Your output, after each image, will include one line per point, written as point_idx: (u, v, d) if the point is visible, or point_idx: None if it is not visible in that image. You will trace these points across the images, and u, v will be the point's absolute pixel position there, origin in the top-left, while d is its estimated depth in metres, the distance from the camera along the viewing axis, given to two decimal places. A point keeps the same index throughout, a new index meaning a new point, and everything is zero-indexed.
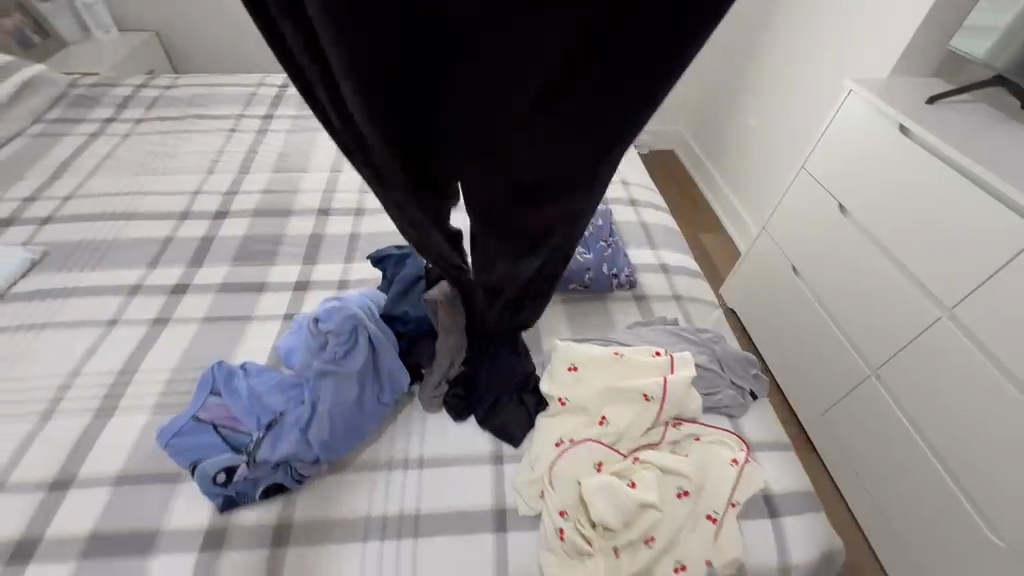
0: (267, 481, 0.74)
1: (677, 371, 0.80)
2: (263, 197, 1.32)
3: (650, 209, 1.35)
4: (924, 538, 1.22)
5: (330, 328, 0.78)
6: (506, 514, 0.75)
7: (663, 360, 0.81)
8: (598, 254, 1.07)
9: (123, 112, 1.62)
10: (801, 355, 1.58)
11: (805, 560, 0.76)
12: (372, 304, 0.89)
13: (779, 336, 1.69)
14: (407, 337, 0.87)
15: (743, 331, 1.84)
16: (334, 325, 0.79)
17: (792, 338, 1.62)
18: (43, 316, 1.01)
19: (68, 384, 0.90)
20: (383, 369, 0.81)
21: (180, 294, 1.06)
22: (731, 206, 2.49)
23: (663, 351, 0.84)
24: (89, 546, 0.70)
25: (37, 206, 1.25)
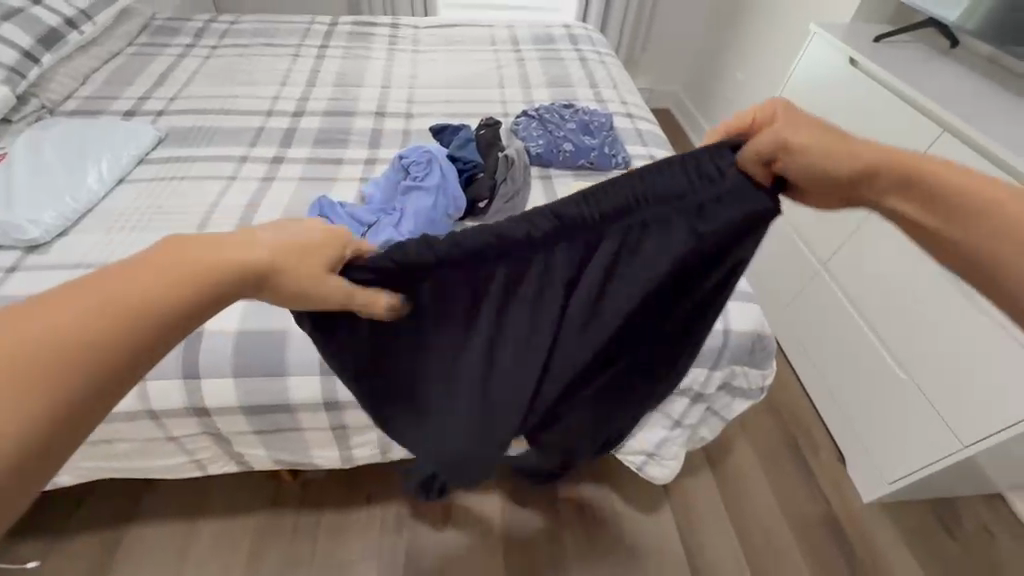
0: None
1: None
2: (330, 103, 1.62)
3: (643, 120, 1.66)
4: (852, 386, 1.67)
5: (410, 160, 1.15)
6: None
7: None
8: (602, 140, 1.40)
9: (200, 40, 1.90)
10: (772, 263, 2.02)
11: (740, 328, 1.14)
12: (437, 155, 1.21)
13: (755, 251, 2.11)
14: (465, 176, 1.18)
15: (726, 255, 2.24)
16: (414, 160, 1.15)
17: (766, 251, 2.05)
18: (177, 173, 1.31)
19: (210, 212, 1.20)
20: (450, 189, 1.12)
21: (278, 163, 1.38)
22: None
23: None
24: (253, 294, 1.02)
25: (151, 104, 1.55)
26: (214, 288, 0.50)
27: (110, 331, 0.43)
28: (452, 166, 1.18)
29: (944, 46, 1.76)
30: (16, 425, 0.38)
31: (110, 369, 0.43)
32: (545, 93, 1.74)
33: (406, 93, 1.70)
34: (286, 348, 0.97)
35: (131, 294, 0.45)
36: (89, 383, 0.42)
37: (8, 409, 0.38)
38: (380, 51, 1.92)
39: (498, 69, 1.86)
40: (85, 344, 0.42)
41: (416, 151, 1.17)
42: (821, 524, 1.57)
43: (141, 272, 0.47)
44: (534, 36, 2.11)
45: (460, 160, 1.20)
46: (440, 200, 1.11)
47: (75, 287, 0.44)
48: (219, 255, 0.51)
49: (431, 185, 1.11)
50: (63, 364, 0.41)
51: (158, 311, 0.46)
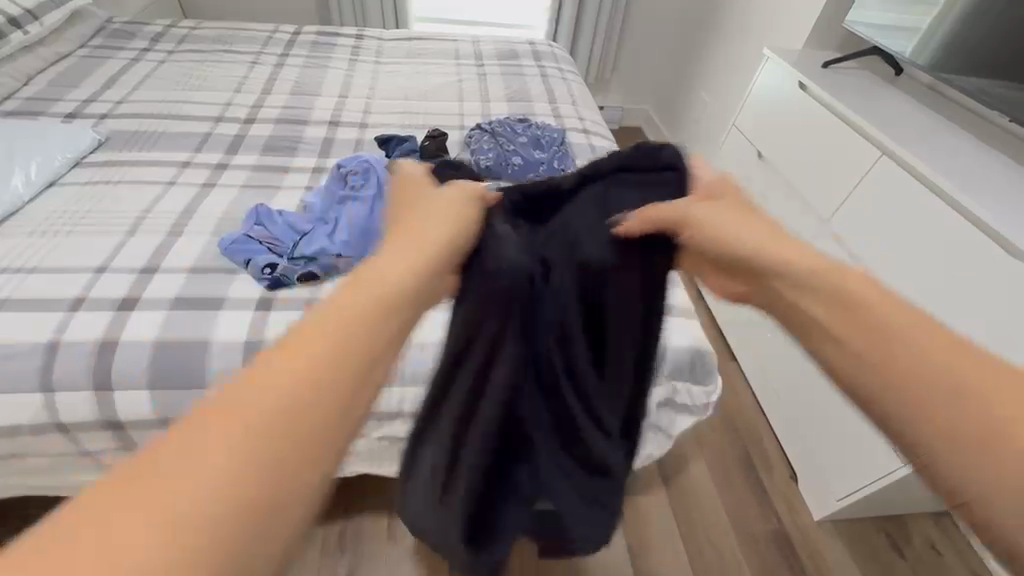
0: (303, 269, 1.04)
1: None
2: (283, 111, 1.60)
3: (598, 135, 1.68)
4: (804, 405, 1.68)
5: (350, 168, 1.15)
6: None
7: None
8: (551, 155, 1.41)
9: (157, 44, 1.87)
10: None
11: (679, 343, 1.14)
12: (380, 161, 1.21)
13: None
14: None
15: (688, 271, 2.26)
16: (353, 168, 1.15)
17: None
18: (113, 176, 1.27)
19: (142, 216, 1.16)
20: (387, 198, 1.12)
21: (222, 169, 1.35)
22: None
23: None
24: (175, 304, 0.98)
25: (96, 106, 1.51)
26: (359, 348, 0.37)
27: (273, 428, 0.32)
28: (392, 175, 1.18)
29: (888, 74, 1.83)
30: (229, 488, 0.29)
31: (285, 449, 0.32)
32: (503, 108, 1.75)
33: (363, 104, 1.69)
34: (205, 358, 0.93)
35: (260, 411, 0.32)
36: (273, 470, 0.31)
37: (201, 487, 0.29)
38: (341, 61, 1.92)
39: (458, 83, 1.87)
40: (289, 417, 0.33)
41: (356, 159, 1.18)
42: (771, 542, 1.56)
43: (305, 350, 0.36)
44: (498, 52, 2.14)
45: None
46: (376, 208, 1.10)
47: (274, 357, 0.35)
48: (380, 287, 0.41)
49: (369, 196, 1.10)
50: (266, 454, 0.31)
51: (250, 395, 0.33)
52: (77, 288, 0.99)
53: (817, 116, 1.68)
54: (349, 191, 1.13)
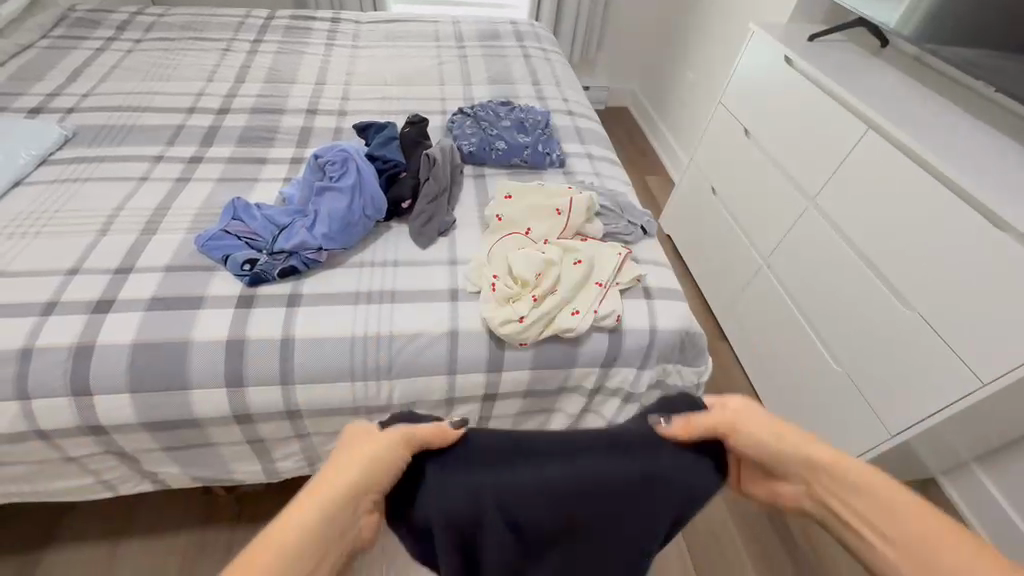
0: (283, 265, 1.01)
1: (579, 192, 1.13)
2: (259, 100, 1.55)
3: (583, 117, 1.65)
4: (794, 381, 1.70)
5: (326, 158, 1.11)
6: (458, 291, 1.04)
7: (571, 188, 1.14)
8: (536, 138, 1.38)
9: (123, 33, 1.80)
10: (722, 264, 2.06)
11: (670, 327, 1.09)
12: (359, 149, 1.16)
13: (710, 249, 2.14)
14: (387, 176, 1.14)
15: (678, 257, 2.33)
16: (330, 157, 1.11)
17: (718, 249, 2.09)
18: (82, 173, 1.23)
19: (114, 214, 1.13)
20: (367, 188, 1.07)
21: (197, 163, 1.30)
22: (671, 150, 2.82)
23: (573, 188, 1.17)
24: (153, 303, 0.96)
25: (61, 100, 1.45)
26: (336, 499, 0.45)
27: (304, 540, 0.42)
28: (371, 164, 1.14)
29: (875, 47, 1.81)
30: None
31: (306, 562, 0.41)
32: (486, 91, 1.71)
33: (341, 90, 1.64)
34: (187, 358, 0.91)
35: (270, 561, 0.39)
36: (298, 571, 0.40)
37: None
38: (317, 46, 1.86)
39: (439, 67, 1.83)
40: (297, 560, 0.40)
41: (333, 148, 1.12)
42: (764, 517, 1.59)
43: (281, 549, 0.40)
44: (479, 33, 2.08)
45: (379, 159, 1.14)
46: (355, 200, 1.06)
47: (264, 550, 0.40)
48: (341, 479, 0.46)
49: (348, 187, 1.07)
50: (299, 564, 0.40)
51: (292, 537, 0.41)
52: (49, 290, 0.95)
53: (804, 91, 1.67)
54: (328, 182, 1.09)
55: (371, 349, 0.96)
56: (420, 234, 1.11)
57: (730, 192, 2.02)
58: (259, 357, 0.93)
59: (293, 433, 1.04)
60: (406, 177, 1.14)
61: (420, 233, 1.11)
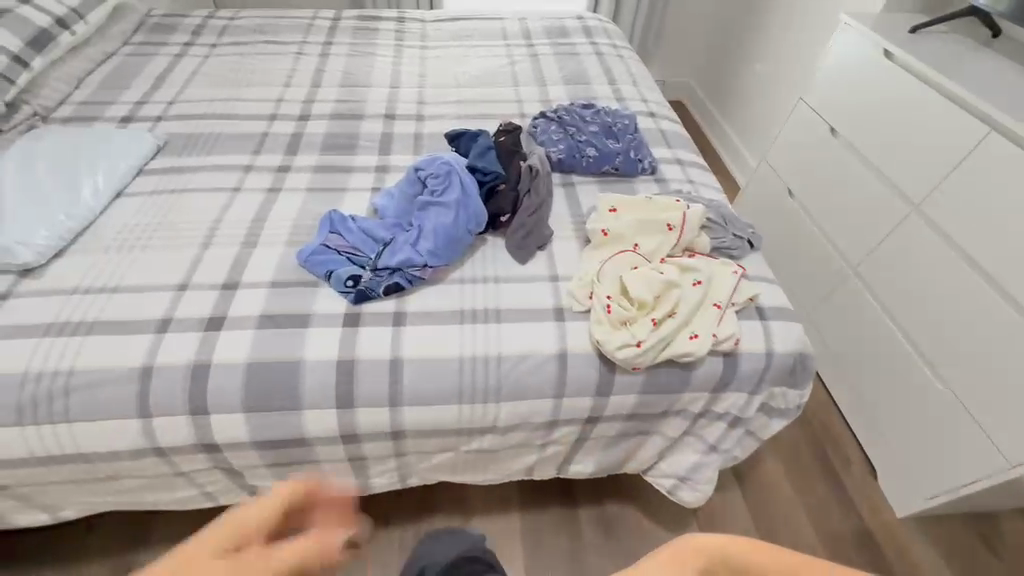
0: (388, 282, 0.98)
1: (692, 206, 1.05)
2: (337, 105, 1.53)
3: (665, 119, 1.58)
4: (890, 398, 1.59)
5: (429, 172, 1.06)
6: (564, 310, 1.00)
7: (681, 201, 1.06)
8: (627, 144, 1.32)
9: (198, 38, 1.81)
10: (801, 268, 1.95)
11: (785, 351, 1.03)
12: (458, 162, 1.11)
13: (785, 253, 2.03)
14: (486, 187, 1.08)
15: None
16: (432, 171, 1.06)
17: (795, 253, 1.98)
18: (178, 185, 1.23)
19: (215, 228, 1.13)
20: (471, 203, 1.03)
21: (286, 172, 1.30)
22: (734, 147, 2.69)
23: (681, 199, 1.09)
24: (262, 322, 0.95)
25: (149, 108, 1.47)
26: None
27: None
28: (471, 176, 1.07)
29: (984, 37, 1.66)
30: None
31: None
32: (562, 92, 1.65)
33: (416, 93, 1.61)
34: (300, 378, 0.90)
35: None
36: None
37: None
38: (387, 47, 1.83)
39: (510, 67, 1.78)
40: None
41: (433, 160, 1.08)
42: (856, 544, 1.50)
43: None
44: (547, 29, 2.01)
45: (479, 171, 1.07)
46: (462, 216, 1.01)
47: None
48: None
49: (450, 203, 1.00)
50: None
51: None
52: (162, 307, 0.95)
53: (910, 88, 1.55)
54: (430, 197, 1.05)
55: (480, 371, 0.93)
56: (519, 249, 1.07)
57: (811, 193, 1.90)
58: (371, 378, 0.91)
59: (394, 451, 1.02)
60: (507, 189, 1.09)
61: (520, 248, 1.07)
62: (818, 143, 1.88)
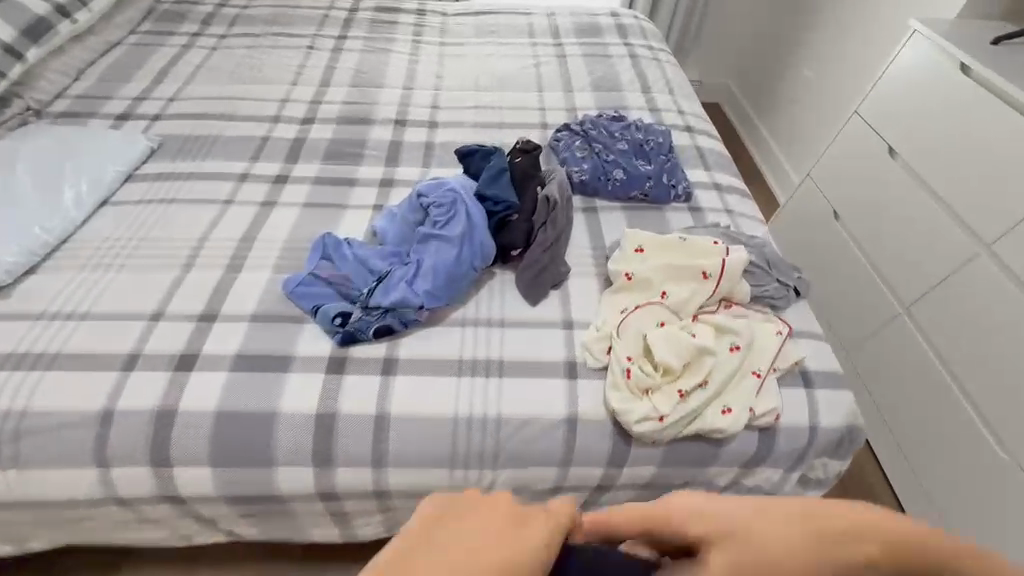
0: (379, 323, 0.87)
1: (733, 252, 0.90)
2: (345, 107, 1.42)
3: (704, 135, 1.41)
4: (941, 467, 1.34)
5: (431, 199, 0.91)
6: (576, 365, 0.87)
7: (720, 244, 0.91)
8: (660, 167, 1.18)
9: (208, 28, 1.71)
10: (839, 295, 1.70)
11: (832, 426, 0.88)
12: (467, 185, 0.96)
13: (820, 275, 1.78)
14: (496, 218, 0.94)
15: None
16: (434, 197, 0.91)
17: (834, 277, 1.72)
18: (167, 194, 1.14)
19: (199, 247, 1.03)
20: (477, 237, 0.89)
21: (283, 183, 1.19)
22: (775, 159, 2.48)
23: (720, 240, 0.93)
24: (238, 363, 0.85)
25: (147, 104, 1.38)
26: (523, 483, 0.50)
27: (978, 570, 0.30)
28: (480, 205, 0.92)
29: None
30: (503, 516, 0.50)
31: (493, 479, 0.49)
32: (590, 99, 1.50)
33: (431, 96, 1.48)
34: (274, 431, 0.80)
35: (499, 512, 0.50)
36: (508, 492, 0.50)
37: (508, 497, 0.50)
38: (404, 43, 1.70)
39: (535, 69, 1.63)
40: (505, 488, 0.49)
41: (437, 185, 0.93)
42: None
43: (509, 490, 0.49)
44: (578, 26, 1.85)
45: (489, 200, 0.94)
46: (466, 251, 0.88)
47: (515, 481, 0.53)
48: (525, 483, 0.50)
49: (455, 236, 0.87)
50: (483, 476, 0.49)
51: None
52: (131, 339, 0.86)
53: (991, 103, 1.30)
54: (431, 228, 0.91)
55: (476, 433, 0.82)
56: (529, 289, 0.95)
57: (857, 216, 1.64)
58: (353, 435, 0.81)
59: (378, 508, 0.92)
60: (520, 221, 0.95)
61: (530, 288, 0.95)
62: (867, 160, 1.63)
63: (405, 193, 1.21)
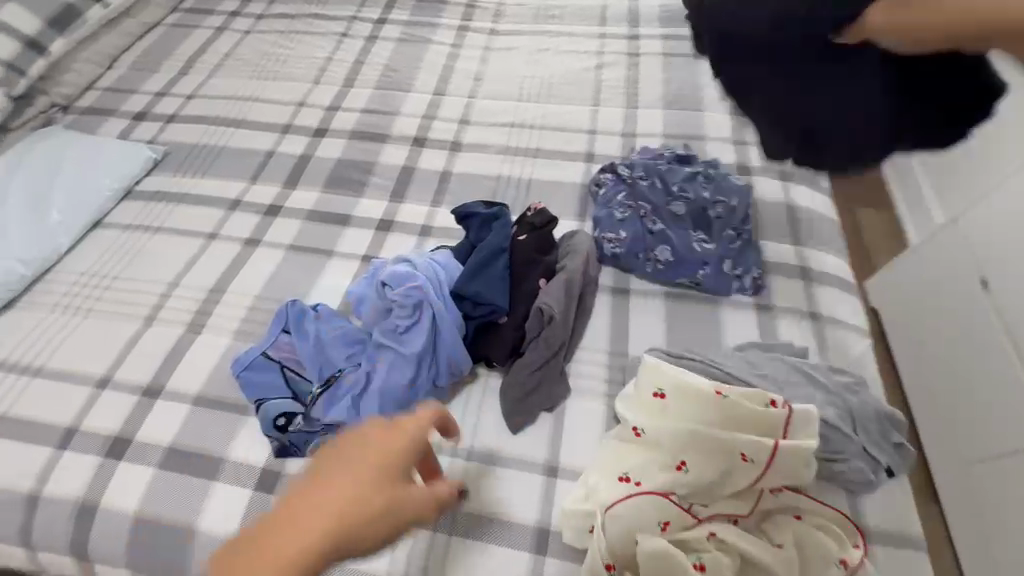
0: (318, 439, 0.74)
1: (792, 439, 0.63)
2: (362, 117, 1.24)
3: (805, 185, 1.05)
4: None
5: (396, 294, 0.73)
6: (548, 536, 0.68)
7: (776, 413, 0.64)
8: (724, 247, 0.88)
9: (247, 6, 1.58)
10: (954, 386, 1.09)
11: None
12: (447, 274, 0.78)
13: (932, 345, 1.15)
14: (473, 323, 0.76)
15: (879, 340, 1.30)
16: (400, 293, 0.74)
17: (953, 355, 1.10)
18: (156, 219, 1.06)
19: (168, 294, 0.94)
20: (442, 353, 0.73)
21: (273, 216, 1.06)
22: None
23: (781, 402, 0.65)
24: (168, 458, 0.76)
25: (166, 102, 1.30)
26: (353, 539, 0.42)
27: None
28: (450, 306, 0.76)
29: None
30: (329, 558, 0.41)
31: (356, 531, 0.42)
32: (656, 121, 1.18)
33: (462, 106, 1.25)
34: (188, 551, 0.71)
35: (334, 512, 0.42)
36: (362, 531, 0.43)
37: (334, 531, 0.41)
38: (448, 30, 1.45)
39: (597, 71, 1.31)
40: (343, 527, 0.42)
41: (407, 277, 0.75)
42: None
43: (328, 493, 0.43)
44: (665, 10, 1.46)
45: (467, 300, 0.76)
46: (423, 371, 0.73)
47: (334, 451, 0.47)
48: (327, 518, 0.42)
49: (411, 353, 0.72)
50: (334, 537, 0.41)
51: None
52: (72, 410, 0.80)
53: None
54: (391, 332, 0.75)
55: None
56: (510, 414, 0.75)
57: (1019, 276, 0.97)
58: None
59: None
60: (507, 330, 0.77)
61: (511, 414, 0.75)
62: None
63: (403, 239, 1.02)
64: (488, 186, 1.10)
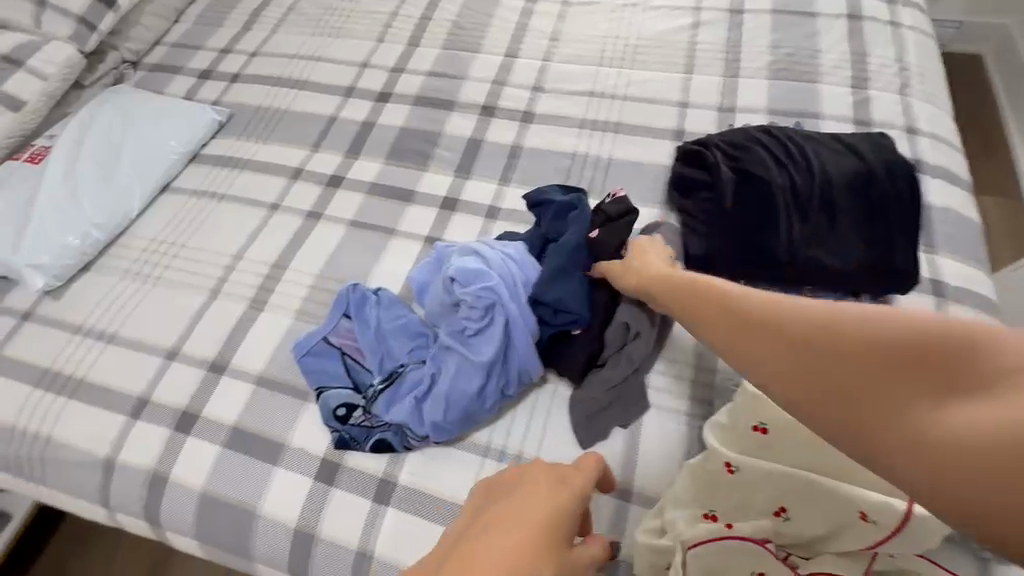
0: (380, 436, 0.71)
1: None
2: (428, 80, 1.15)
3: (942, 179, 0.88)
4: None
5: (465, 295, 0.69)
6: (617, 565, 0.63)
7: None
8: None
9: None
10: None
11: None
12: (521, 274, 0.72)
13: None
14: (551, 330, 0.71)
15: None
16: (471, 294, 0.69)
17: None
18: (221, 186, 1.04)
19: (232, 267, 0.92)
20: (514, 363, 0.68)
21: (335, 188, 1.01)
22: None
23: None
24: (232, 438, 0.76)
25: (230, 61, 1.26)
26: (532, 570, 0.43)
27: (855, 386, 0.38)
28: (526, 312, 0.70)
29: None
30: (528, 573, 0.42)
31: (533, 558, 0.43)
32: (760, 94, 1.02)
33: (536, 71, 1.13)
34: (251, 532, 0.71)
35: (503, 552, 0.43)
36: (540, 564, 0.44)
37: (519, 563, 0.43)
38: None
39: (691, 31, 1.14)
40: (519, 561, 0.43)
41: (479, 275, 0.69)
42: None
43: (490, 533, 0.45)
44: None
45: (543, 305, 0.70)
46: (493, 380, 0.68)
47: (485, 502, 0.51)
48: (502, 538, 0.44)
49: (480, 360, 0.68)
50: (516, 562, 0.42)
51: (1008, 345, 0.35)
52: (143, 381, 0.81)
53: None
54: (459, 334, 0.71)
55: None
56: (578, 429, 0.69)
57: None
58: (325, 567, 0.68)
59: None
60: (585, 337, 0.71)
61: (580, 429, 0.69)
62: None
63: (468, 220, 0.95)
64: (562, 164, 1.00)
